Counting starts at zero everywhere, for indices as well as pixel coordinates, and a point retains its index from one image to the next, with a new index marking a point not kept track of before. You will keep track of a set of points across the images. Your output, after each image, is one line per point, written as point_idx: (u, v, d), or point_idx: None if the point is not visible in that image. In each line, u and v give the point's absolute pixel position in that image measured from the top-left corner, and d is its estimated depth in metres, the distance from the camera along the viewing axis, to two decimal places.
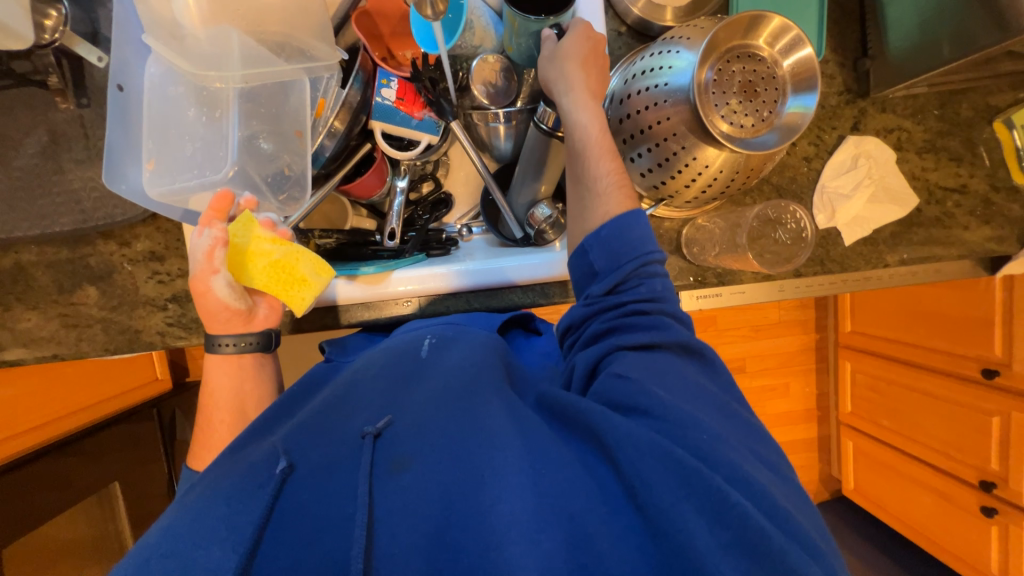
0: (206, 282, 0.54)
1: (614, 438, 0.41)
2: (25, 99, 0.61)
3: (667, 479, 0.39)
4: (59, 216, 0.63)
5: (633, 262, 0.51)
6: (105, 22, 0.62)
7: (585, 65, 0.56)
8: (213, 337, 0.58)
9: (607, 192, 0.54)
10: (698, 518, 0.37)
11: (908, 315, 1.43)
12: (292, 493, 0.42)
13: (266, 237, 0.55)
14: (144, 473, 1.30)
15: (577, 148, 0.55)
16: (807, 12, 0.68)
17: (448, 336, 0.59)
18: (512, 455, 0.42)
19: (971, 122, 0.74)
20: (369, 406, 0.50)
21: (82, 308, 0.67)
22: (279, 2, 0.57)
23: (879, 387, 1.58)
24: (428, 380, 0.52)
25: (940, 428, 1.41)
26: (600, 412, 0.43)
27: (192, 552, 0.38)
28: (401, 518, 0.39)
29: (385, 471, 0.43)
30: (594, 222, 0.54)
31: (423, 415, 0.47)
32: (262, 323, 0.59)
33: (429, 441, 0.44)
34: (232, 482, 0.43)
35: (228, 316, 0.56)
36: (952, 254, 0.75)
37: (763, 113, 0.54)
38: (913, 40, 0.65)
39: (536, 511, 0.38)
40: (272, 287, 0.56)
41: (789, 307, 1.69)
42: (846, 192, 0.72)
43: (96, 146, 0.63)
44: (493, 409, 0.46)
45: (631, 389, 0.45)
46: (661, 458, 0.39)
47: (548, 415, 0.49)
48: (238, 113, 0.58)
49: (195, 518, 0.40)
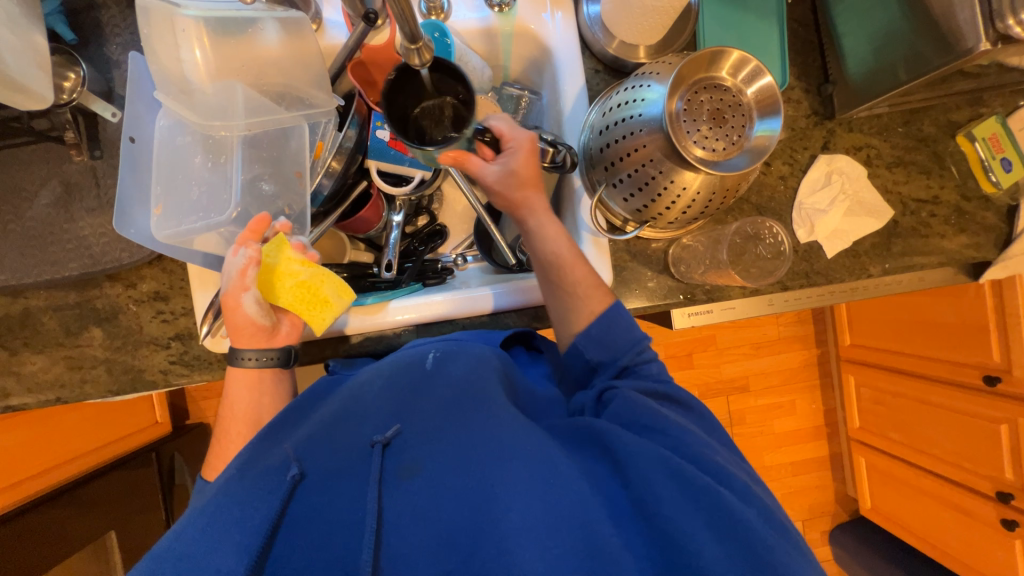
0: (237, 298, 0.57)
1: (624, 456, 0.46)
2: (43, 155, 0.65)
3: (678, 495, 0.43)
4: (68, 261, 0.66)
5: (630, 350, 0.59)
6: (119, 81, 0.67)
7: (527, 189, 0.62)
8: (237, 351, 0.59)
9: (585, 294, 0.61)
10: (707, 532, 0.42)
11: (904, 326, 1.44)
12: (304, 498, 0.46)
13: (296, 258, 0.61)
14: (141, 521, 1.26)
15: (550, 263, 0.62)
16: (768, 44, 0.74)
17: (454, 348, 0.61)
18: (525, 469, 0.46)
19: (935, 137, 0.78)
20: (378, 415, 0.52)
21: (87, 350, 0.69)
22: (277, 55, 0.61)
23: (885, 400, 1.56)
24: (433, 391, 0.55)
25: (950, 439, 1.39)
26: (614, 432, 0.49)
27: (206, 556, 0.41)
28: (415, 527, 0.43)
29: (394, 478, 0.47)
30: (582, 323, 0.61)
31: (433, 428, 0.50)
32: (284, 340, 0.61)
33: (440, 452, 0.48)
34: (244, 484, 0.45)
35: (254, 332, 0.59)
36: (933, 262, 0.77)
37: (732, 137, 0.58)
38: (869, 66, 0.70)
39: (546, 520, 0.42)
40: (298, 306, 0.61)
41: (788, 322, 1.71)
42: (823, 208, 0.75)
43: (105, 194, 0.66)
44: (501, 421, 0.50)
45: (641, 413, 0.51)
46: (673, 475, 0.44)
47: (558, 430, 0.53)
48: (242, 158, 0.62)
49: (210, 522, 0.43)
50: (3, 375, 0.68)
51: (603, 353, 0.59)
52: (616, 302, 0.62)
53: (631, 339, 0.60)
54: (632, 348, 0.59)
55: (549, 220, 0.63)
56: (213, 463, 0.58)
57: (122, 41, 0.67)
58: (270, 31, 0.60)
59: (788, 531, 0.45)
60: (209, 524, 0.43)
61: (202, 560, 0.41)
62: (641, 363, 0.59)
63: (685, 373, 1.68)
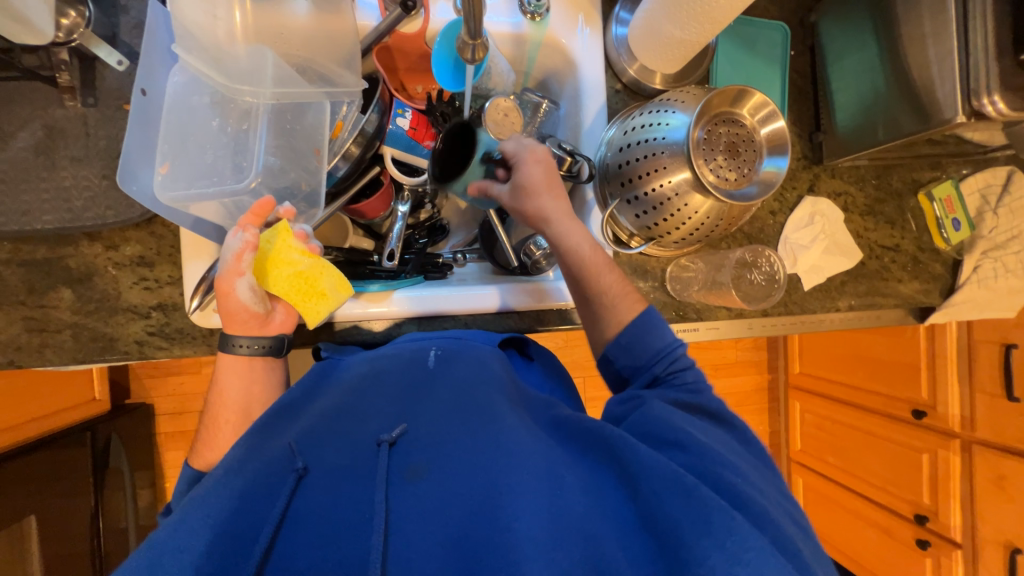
0: (230, 283, 0.54)
1: (635, 468, 0.45)
2: (28, 94, 0.59)
3: (686, 510, 0.42)
4: (42, 213, 0.60)
5: (661, 359, 0.57)
6: (125, 27, 0.62)
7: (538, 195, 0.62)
8: (228, 337, 0.57)
9: (614, 301, 0.60)
10: (718, 551, 0.39)
11: (849, 359, 1.57)
12: (307, 493, 0.45)
13: (297, 249, 0.58)
14: (67, 507, 1.14)
15: (578, 269, 0.61)
16: (771, 91, 0.81)
17: (455, 348, 0.62)
18: (533, 476, 0.46)
19: (900, 192, 0.87)
20: (387, 414, 0.52)
21: (52, 312, 0.63)
22: (310, 28, 0.60)
23: (825, 426, 1.70)
24: (439, 392, 0.55)
25: (879, 465, 1.53)
26: (624, 440, 0.47)
27: (207, 544, 0.40)
28: (422, 528, 0.43)
29: (401, 478, 0.46)
30: (611, 331, 0.60)
31: (441, 429, 0.50)
32: (277, 328, 0.60)
33: (449, 455, 0.48)
34: (247, 479, 0.45)
35: (246, 318, 0.56)
36: (890, 303, 0.86)
37: (743, 170, 0.62)
38: (856, 120, 0.77)
39: (554, 530, 0.42)
40: (292, 296, 0.58)
41: (745, 347, 1.83)
42: (805, 244, 0.81)
43: (96, 146, 0.61)
44: (508, 426, 0.50)
45: (664, 428, 0.50)
46: (679, 491, 0.43)
47: (564, 435, 0.52)
48: (265, 128, 0.60)
49: (208, 512, 0.42)
50: None
51: (631, 361, 0.58)
52: (647, 314, 0.59)
53: (663, 345, 0.58)
54: (663, 357, 0.57)
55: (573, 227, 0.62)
56: (201, 452, 0.56)
57: None
58: (305, 3, 0.59)
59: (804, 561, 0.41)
60: (209, 515, 0.42)
61: (191, 545, 0.40)
62: (674, 372, 0.57)
63: None
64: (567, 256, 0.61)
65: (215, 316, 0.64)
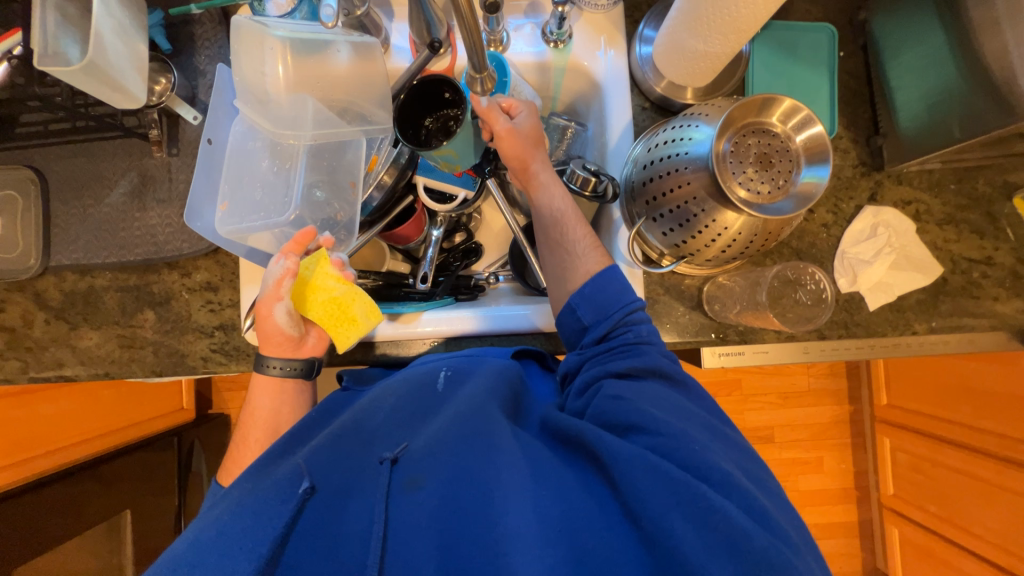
0: (269, 307, 0.60)
1: (610, 461, 0.46)
2: (128, 149, 0.71)
3: (655, 487, 0.43)
4: (135, 247, 0.71)
5: (620, 310, 0.58)
6: (202, 88, 0.73)
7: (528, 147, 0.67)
8: (264, 358, 0.62)
9: (584, 253, 0.63)
10: (686, 524, 0.41)
11: (949, 390, 1.35)
12: (314, 511, 0.48)
13: (332, 276, 0.63)
14: (155, 505, 1.29)
15: (552, 221, 0.66)
16: (818, 95, 0.75)
17: (464, 366, 0.62)
18: (519, 474, 0.47)
19: (989, 197, 0.76)
20: (388, 433, 0.55)
21: (139, 330, 0.73)
22: (346, 74, 0.66)
23: (923, 468, 1.46)
24: (442, 411, 0.57)
25: (995, 519, 1.28)
26: (595, 432, 0.48)
27: (221, 559, 0.44)
28: (416, 536, 0.45)
29: (400, 489, 0.48)
30: (577, 283, 0.62)
31: (432, 439, 0.52)
32: (308, 352, 0.64)
33: (440, 461, 0.49)
34: (258, 496, 0.47)
35: (281, 341, 0.61)
36: (984, 325, 0.74)
37: (778, 182, 0.58)
38: (922, 120, 0.69)
39: (541, 526, 0.43)
40: (326, 321, 0.63)
41: (819, 374, 1.65)
42: (867, 259, 0.73)
43: (176, 188, 0.72)
44: (500, 431, 0.51)
45: (620, 413, 0.50)
46: (653, 474, 0.43)
47: (551, 438, 0.54)
48: (304, 166, 0.66)
49: (223, 530, 0.45)
50: (62, 346, 0.73)
51: (591, 318, 0.59)
52: (612, 266, 0.62)
53: (620, 300, 0.59)
54: (621, 310, 0.59)
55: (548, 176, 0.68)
56: (229, 467, 0.60)
57: (210, 53, 0.73)
58: (342, 53, 0.65)
59: (777, 525, 0.43)
60: (223, 532, 0.45)
61: (214, 562, 0.44)
62: (629, 323, 0.58)
63: None
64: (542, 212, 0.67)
65: None
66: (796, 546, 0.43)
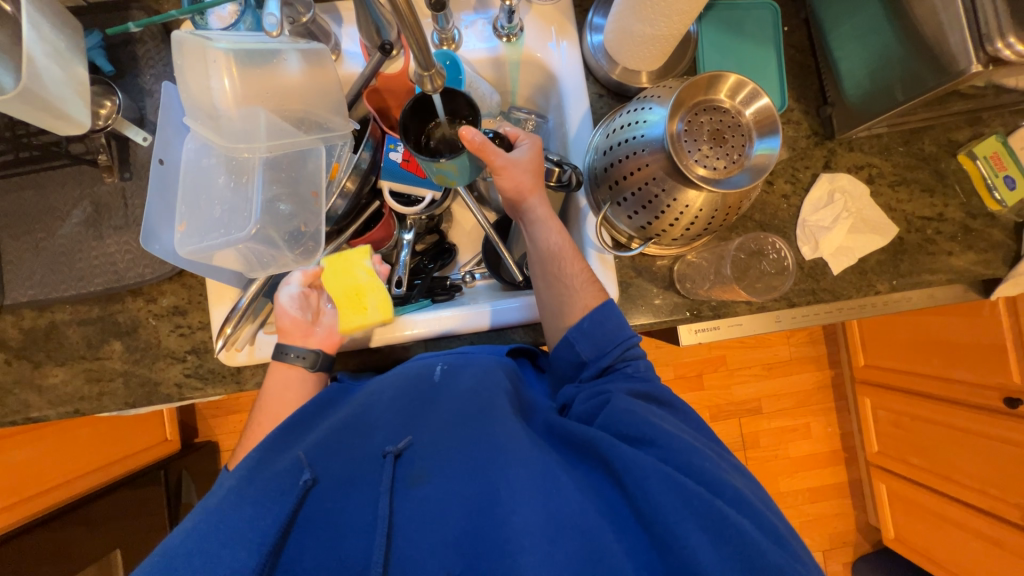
0: (280, 292, 0.66)
1: (624, 468, 0.46)
2: (78, 177, 0.69)
3: (671, 497, 0.43)
4: (94, 277, 0.69)
5: (619, 347, 0.60)
6: (151, 108, 0.71)
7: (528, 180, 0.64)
8: (282, 348, 0.63)
9: (580, 287, 0.63)
10: (702, 535, 0.42)
11: (920, 346, 1.41)
12: (315, 501, 0.48)
13: (363, 267, 0.74)
14: (145, 541, 1.25)
15: (548, 254, 0.65)
16: (767, 69, 0.77)
17: (460, 360, 0.62)
18: (529, 475, 0.47)
19: (935, 156, 0.79)
20: (386, 425, 0.55)
21: (107, 362, 0.71)
22: (297, 83, 0.65)
23: (903, 423, 1.52)
24: (442, 404, 0.57)
25: (973, 465, 1.34)
26: (609, 440, 0.48)
27: (216, 551, 0.42)
28: (423, 532, 0.46)
29: (405, 485, 0.49)
30: (576, 315, 0.62)
31: (440, 437, 0.53)
32: (320, 343, 0.65)
33: (448, 460, 0.51)
34: (254, 488, 0.47)
35: (293, 326, 0.64)
36: (941, 279, 0.77)
37: (733, 156, 0.60)
38: (865, 87, 0.72)
39: (549, 524, 0.44)
40: (342, 300, 0.70)
41: (799, 342, 1.69)
42: (827, 225, 0.75)
43: (133, 213, 0.70)
44: (507, 429, 0.51)
45: (631, 422, 0.51)
46: (667, 481, 0.44)
47: (556, 440, 0.54)
48: (262, 179, 0.65)
49: (223, 520, 0.44)
50: (26, 387, 0.70)
51: (590, 351, 0.61)
52: (608, 301, 0.63)
53: (620, 335, 0.61)
54: (620, 347, 0.60)
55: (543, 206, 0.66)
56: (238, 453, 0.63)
57: (156, 73, 0.71)
58: (290, 62, 0.63)
59: (784, 538, 0.45)
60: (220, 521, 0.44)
61: (211, 553, 0.42)
62: (627, 359, 0.60)
63: (694, 394, 1.66)
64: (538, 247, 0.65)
65: (240, 354, 0.70)
66: (802, 558, 0.45)
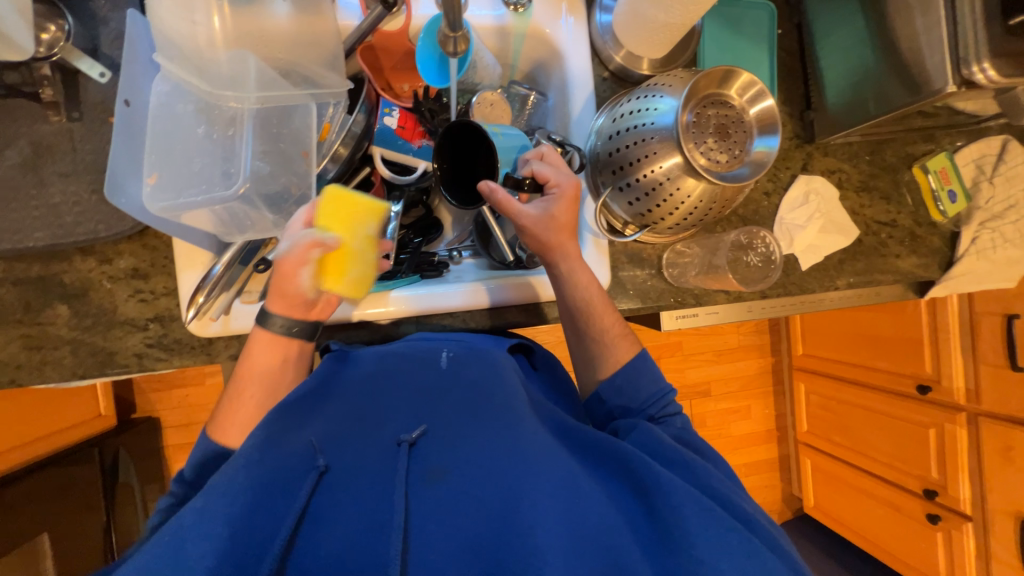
0: (282, 244, 0.56)
1: (655, 485, 0.50)
2: (12, 111, 0.59)
3: (703, 524, 0.46)
4: (33, 230, 0.60)
5: (654, 403, 0.65)
6: (106, 39, 0.62)
7: (562, 234, 0.65)
8: (269, 313, 0.58)
9: (612, 342, 0.68)
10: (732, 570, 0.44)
11: (852, 338, 1.57)
12: (327, 491, 0.48)
13: (366, 232, 0.58)
14: (76, 524, 1.15)
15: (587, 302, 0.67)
16: (759, 70, 0.80)
17: (467, 352, 0.65)
18: (555, 487, 0.49)
19: (895, 167, 0.87)
20: (402, 418, 0.55)
21: (50, 328, 0.63)
22: (289, 30, 0.59)
23: (831, 406, 1.70)
24: (462, 401, 0.58)
25: (885, 442, 1.53)
26: (643, 461, 0.52)
27: (229, 542, 0.42)
28: (444, 530, 0.46)
29: (421, 481, 0.49)
30: (606, 372, 0.68)
31: (458, 435, 0.54)
32: (316, 314, 0.60)
33: (466, 459, 0.51)
34: (267, 472, 0.47)
35: (293, 293, 0.57)
36: (889, 279, 0.86)
37: (734, 152, 0.62)
38: (846, 97, 0.76)
39: (573, 538, 0.45)
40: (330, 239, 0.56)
41: (747, 332, 1.83)
42: (801, 223, 0.81)
43: (83, 160, 0.61)
44: (536, 437, 0.54)
45: (666, 447, 0.56)
46: (700, 509, 0.48)
47: (581, 453, 0.56)
48: (251, 131, 0.58)
49: (235, 508, 0.44)
50: None
51: (631, 400, 0.66)
52: (640, 354, 0.68)
53: (656, 390, 0.66)
54: (657, 400, 0.66)
55: (580, 265, 0.66)
56: (220, 422, 0.57)
57: None
58: (284, 5, 0.58)
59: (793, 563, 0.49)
60: (230, 508, 0.44)
61: (225, 540, 0.42)
62: (665, 414, 0.65)
63: None
64: (574, 297, 0.67)
65: (213, 325, 0.64)
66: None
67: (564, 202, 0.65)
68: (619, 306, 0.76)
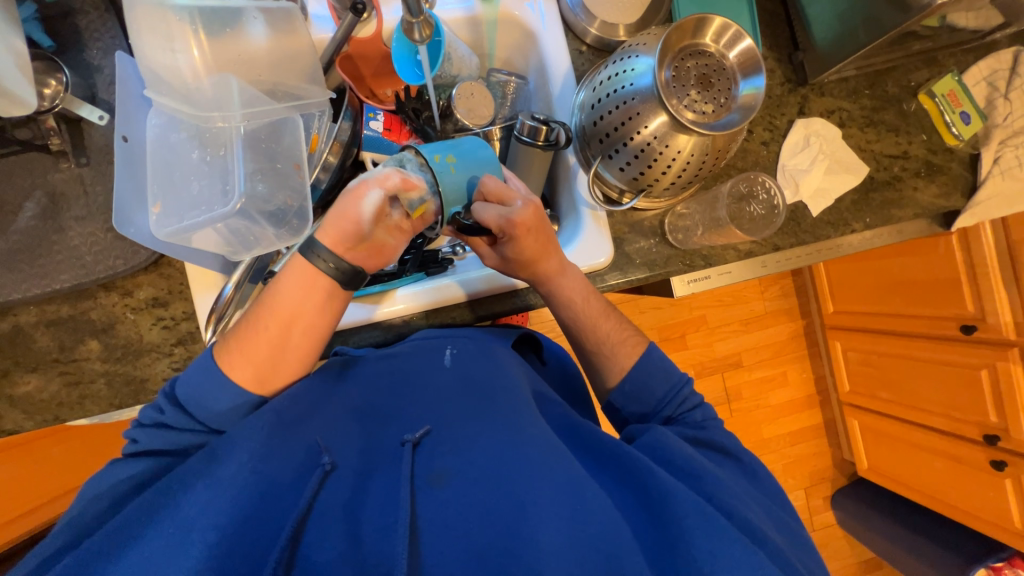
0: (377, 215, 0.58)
1: (659, 492, 0.51)
2: (26, 165, 0.63)
3: (706, 532, 0.47)
4: (59, 273, 0.63)
5: (673, 402, 0.65)
6: (103, 86, 0.66)
7: (535, 263, 0.62)
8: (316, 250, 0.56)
9: (616, 352, 0.66)
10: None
11: (884, 287, 1.50)
12: (330, 489, 0.51)
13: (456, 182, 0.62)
14: None
15: (582, 318, 0.66)
16: (737, 5, 0.77)
17: (467, 348, 0.69)
18: (555, 488, 0.51)
19: (898, 97, 0.83)
20: (406, 418, 0.59)
21: (85, 364, 0.66)
22: (267, 49, 0.62)
23: (872, 361, 1.62)
24: (462, 402, 0.61)
25: (936, 392, 1.45)
26: (647, 468, 0.53)
27: (240, 550, 0.45)
28: (448, 531, 0.49)
29: (425, 483, 0.52)
30: (616, 380, 0.66)
31: (458, 435, 0.57)
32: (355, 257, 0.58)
33: (470, 461, 0.54)
34: (273, 464, 0.51)
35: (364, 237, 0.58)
36: (909, 214, 0.82)
37: (720, 100, 0.62)
38: (835, 31, 0.74)
39: (574, 539, 0.47)
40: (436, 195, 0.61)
41: (772, 297, 1.78)
42: (805, 167, 0.78)
43: (95, 202, 0.64)
44: (538, 440, 0.56)
45: (680, 457, 0.56)
46: (709, 524, 0.48)
47: (582, 452, 0.59)
48: (241, 149, 0.60)
49: (249, 512, 0.47)
50: None
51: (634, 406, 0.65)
52: (649, 353, 0.66)
53: (671, 386, 0.65)
54: (675, 397, 0.65)
55: (576, 271, 0.65)
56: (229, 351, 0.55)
57: (102, 46, 0.66)
58: (259, 25, 0.61)
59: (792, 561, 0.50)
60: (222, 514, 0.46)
61: (234, 550, 0.44)
62: (684, 411, 0.64)
63: (679, 354, 1.71)
64: (561, 308, 0.66)
65: None
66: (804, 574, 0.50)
67: (522, 236, 0.59)
68: (627, 276, 0.75)
